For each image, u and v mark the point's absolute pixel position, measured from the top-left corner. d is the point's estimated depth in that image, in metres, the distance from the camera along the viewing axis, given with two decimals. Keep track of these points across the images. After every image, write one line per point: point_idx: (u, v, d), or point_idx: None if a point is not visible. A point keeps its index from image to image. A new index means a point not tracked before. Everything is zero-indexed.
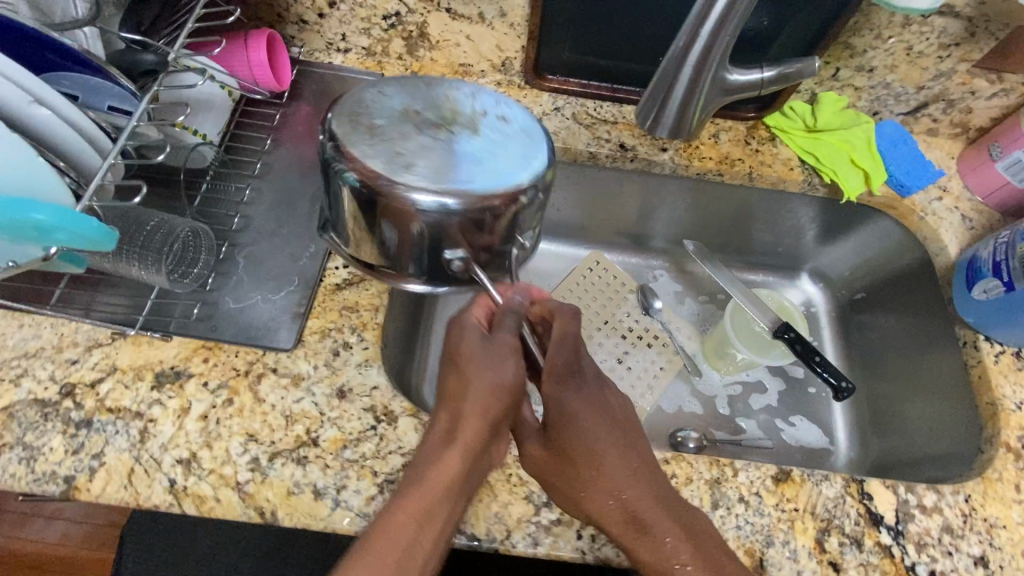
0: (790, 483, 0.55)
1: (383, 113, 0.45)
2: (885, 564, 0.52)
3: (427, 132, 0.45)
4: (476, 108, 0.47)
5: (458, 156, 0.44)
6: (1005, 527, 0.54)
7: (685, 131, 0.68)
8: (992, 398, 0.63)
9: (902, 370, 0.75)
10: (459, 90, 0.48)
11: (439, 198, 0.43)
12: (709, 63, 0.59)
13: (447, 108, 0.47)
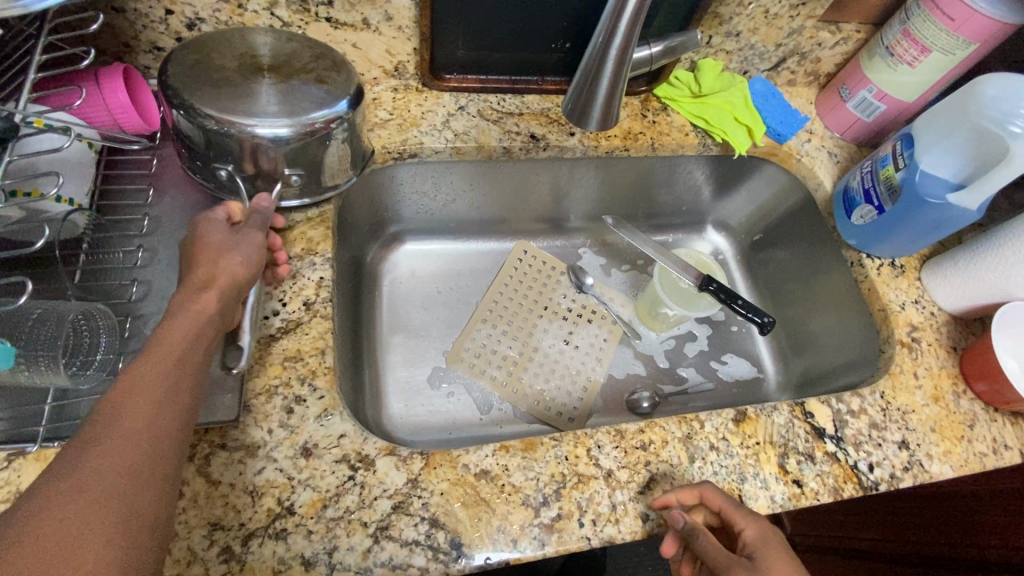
0: (748, 422, 0.60)
1: (205, 74, 0.53)
2: (836, 469, 0.59)
3: (246, 82, 0.53)
4: (275, 53, 0.55)
5: (276, 98, 0.53)
6: (913, 411, 0.64)
7: (613, 119, 0.73)
8: (882, 305, 0.72)
9: (803, 294, 0.86)
10: (255, 36, 0.56)
11: (276, 128, 0.52)
12: (627, 57, 0.65)
13: (255, 57, 0.55)
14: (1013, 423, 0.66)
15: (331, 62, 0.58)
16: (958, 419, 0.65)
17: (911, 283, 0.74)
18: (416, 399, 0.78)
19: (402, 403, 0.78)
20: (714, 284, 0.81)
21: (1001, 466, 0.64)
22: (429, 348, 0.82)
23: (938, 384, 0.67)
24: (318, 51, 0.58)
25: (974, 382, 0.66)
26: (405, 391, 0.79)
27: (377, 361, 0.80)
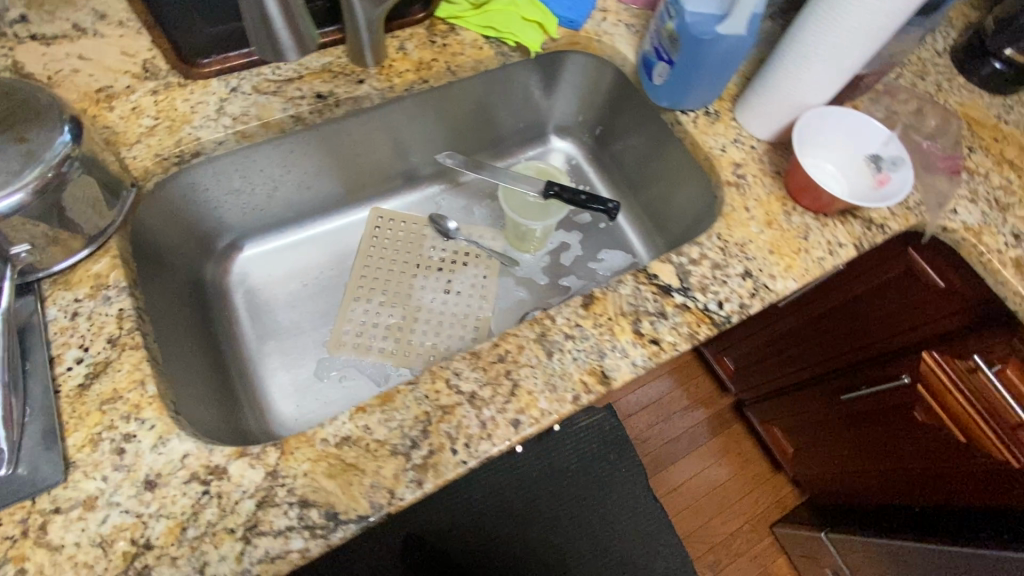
0: (597, 302, 0.62)
1: None
2: (689, 317, 0.62)
3: None
4: None
5: None
6: (751, 241, 0.67)
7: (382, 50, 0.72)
8: (706, 154, 0.74)
9: (649, 172, 0.88)
10: None
11: (8, 199, 0.49)
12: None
13: None
14: (843, 222, 0.70)
15: (30, 107, 0.53)
16: (793, 235, 0.69)
17: (728, 125, 0.76)
18: (306, 396, 0.76)
19: (292, 404, 0.76)
20: (556, 187, 0.81)
21: (840, 263, 0.68)
22: (306, 343, 0.80)
23: (770, 210, 0.70)
24: (17, 96, 0.53)
25: (800, 197, 0.70)
26: (292, 392, 0.76)
27: (254, 372, 0.77)
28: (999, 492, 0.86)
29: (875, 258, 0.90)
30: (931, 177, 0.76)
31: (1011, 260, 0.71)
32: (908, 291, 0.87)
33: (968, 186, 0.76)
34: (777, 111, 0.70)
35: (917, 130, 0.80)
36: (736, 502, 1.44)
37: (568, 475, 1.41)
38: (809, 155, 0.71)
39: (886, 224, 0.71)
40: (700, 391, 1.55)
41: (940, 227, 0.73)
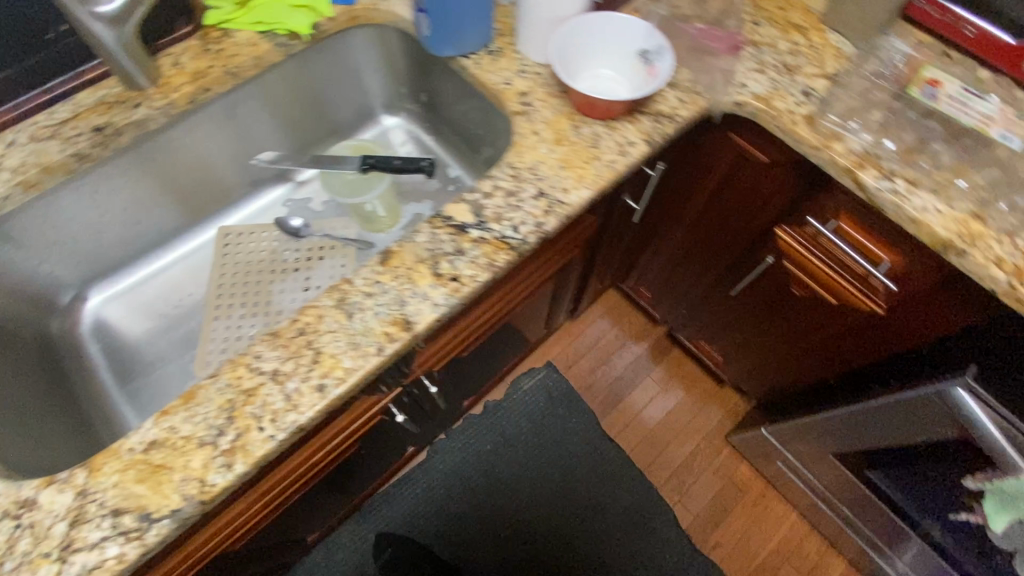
0: (394, 256, 0.62)
1: None
2: (487, 248, 0.63)
3: None
4: None
5: None
6: (542, 163, 0.69)
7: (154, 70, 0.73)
8: (494, 89, 0.75)
9: (468, 123, 0.88)
10: None
11: None
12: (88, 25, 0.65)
13: None
14: (632, 122, 0.72)
15: None
16: (583, 147, 0.70)
17: (512, 57, 0.77)
18: (151, 400, 0.81)
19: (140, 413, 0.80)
20: (372, 158, 0.82)
21: (633, 162, 0.70)
22: (159, 361, 0.83)
23: (559, 129, 0.72)
24: None
25: (589, 111, 0.72)
26: (142, 404, 0.81)
27: (107, 399, 0.80)
28: (878, 337, 0.89)
29: (702, 155, 0.92)
30: (717, 58, 0.77)
31: (804, 117, 0.72)
32: (739, 176, 0.89)
33: (755, 58, 0.77)
34: (544, 26, 0.71)
35: (702, 16, 0.81)
36: (687, 424, 1.51)
37: (520, 438, 1.45)
38: (578, 66, 0.72)
39: (675, 113, 0.73)
40: (633, 327, 1.62)
41: (731, 104, 0.74)
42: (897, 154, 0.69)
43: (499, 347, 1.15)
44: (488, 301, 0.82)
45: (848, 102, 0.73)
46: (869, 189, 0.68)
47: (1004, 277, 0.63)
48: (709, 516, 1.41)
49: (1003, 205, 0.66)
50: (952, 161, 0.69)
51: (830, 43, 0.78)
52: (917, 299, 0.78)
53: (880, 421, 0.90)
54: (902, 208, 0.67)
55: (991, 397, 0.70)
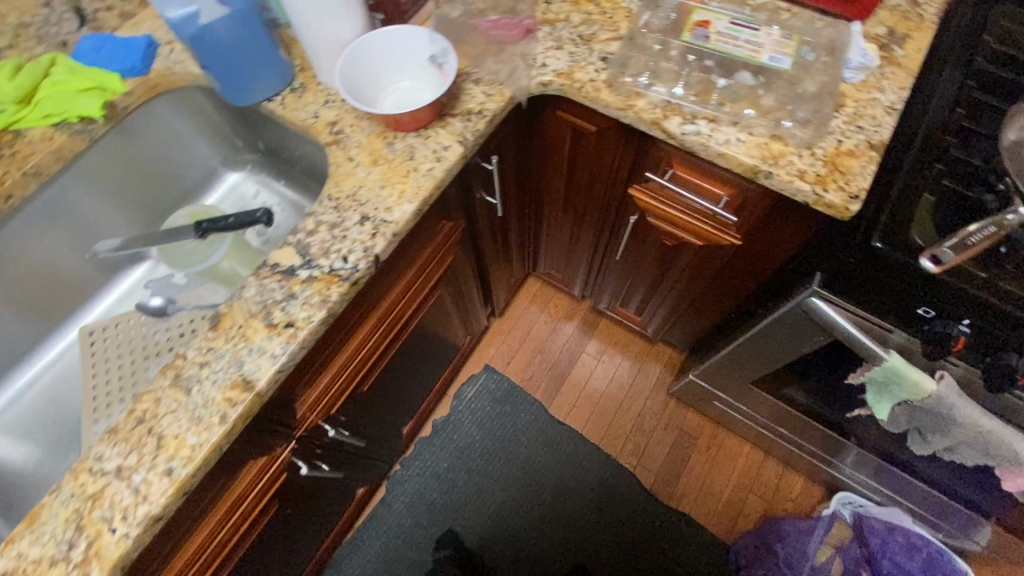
0: (225, 318, 0.61)
1: None
2: (318, 285, 0.63)
3: None
4: None
5: None
6: (362, 187, 0.69)
7: None
8: (303, 125, 0.74)
9: (307, 162, 0.88)
10: None
11: None
12: None
13: None
14: (443, 126, 0.73)
15: None
16: (400, 162, 0.70)
17: (317, 90, 0.76)
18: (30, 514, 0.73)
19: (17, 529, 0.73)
20: (204, 222, 0.80)
21: (451, 166, 0.71)
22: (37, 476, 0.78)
23: (373, 150, 0.71)
24: None
25: (399, 126, 0.71)
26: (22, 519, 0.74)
27: None
28: (745, 265, 0.94)
29: (543, 135, 0.94)
30: (515, 45, 0.79)
31: (605, 82, 0.75)
32: (581, 148, 0.92)
33: (551, 37, 0.79)
34: (330, 55, 0.71)
35: (496, 7, 0.83)
36: (630, 388, 1.54)
37: (474, 447, 1.47)
38: (377, 86, 0.73)
39: (483, 108, 0.74)
40: (560, 308, 1.64)
41: (536, 86, 0.76)
42: (694, 97, 0.72)
43: (414, 368, 1.15)
44: (363, 331, 0.79)
45: (643, 58, 0.76)
46: (676, 135, 0.71)
47: (809, 188, 0.67)
48: (670, 470, 1.44)
49: (796, 121, 0.70)
50: (744, 91, 0.73)
51: (619, 5, 0.81)
52: (759, 222, 0.83)
53: (768, 343, 0.95)
54: (709, 146, 0.70)
55: (842, 297, 0.72)
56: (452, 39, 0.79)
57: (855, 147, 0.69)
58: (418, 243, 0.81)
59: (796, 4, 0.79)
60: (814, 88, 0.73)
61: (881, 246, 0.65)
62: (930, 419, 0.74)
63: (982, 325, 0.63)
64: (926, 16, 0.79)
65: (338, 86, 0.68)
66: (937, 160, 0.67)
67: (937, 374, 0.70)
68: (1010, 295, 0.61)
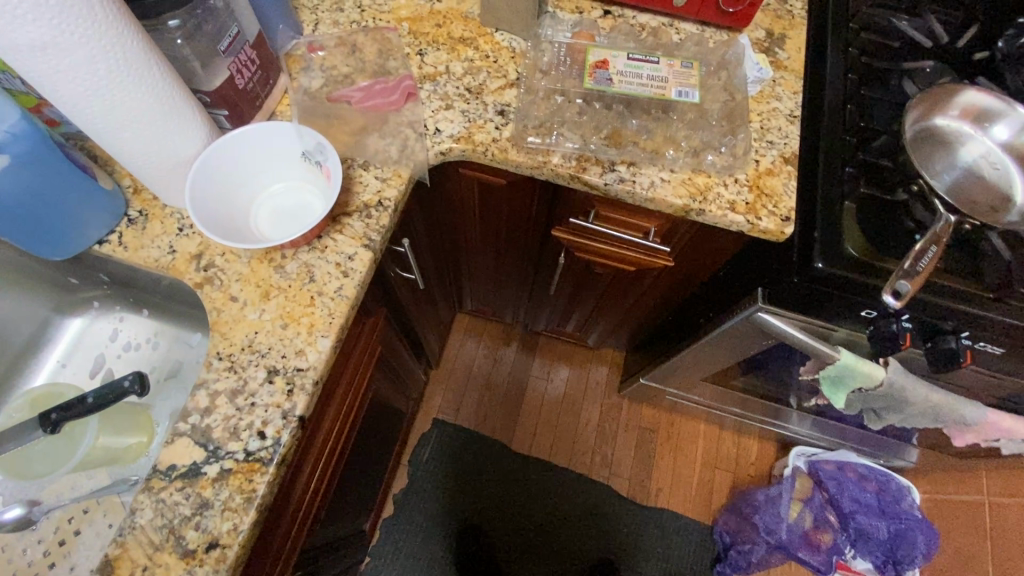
0: (120, 562, 0.47)
1: None
2: (235, 481, 0.50)
3: None
4: None
5: None
6: (258, 333, 0.55)
7: None
8: (156, 266, 0.59)
9: (172, 295, 0.71)
10: None
11: None
12: None
13: None
14: (341, 230, 0.60)
15: None
16: (298, 288, 0.57)
17: (164, 217, 0.60)
18: None
19: None
20: (53, 411, 0.61)
21: (362, 278, 0.58)
22: None
23: (259, 281, 0.58)
24: None
25: (286, 245, 0.58)
26: None
27: None
28: (678, 280, 0.94)
29: (449, 193, 0.86)
30: (399, 112, 0.68)
31: (509, 140, 0.67)
32: (493, 202, 0.86)
33: (437, 95, 0.70)
34: (170, 176, 0.55)
35: (363, 70, 0.72)
36: (583, 401, 1.52)
37: (444, 510, 1.38)
38: (244, 201, 0.59)
39: (382, 197, 0.63)
40: (495, 336, 1.57)
41: (436, 156, 0.67)
42: (607, 140, 0.67)
43: (365, 469, 1.02)
44: (300, 483, 0.66)
45: (542, 104, 0.69)
46: (599, 186, 0.66)
47: (743, 218, 0.65)
48: (641, 471, 1.45)
49: (711, 149, 0.68)
50: (653, 124, 0.69)
51: (501, 45, 0.74)
52: (689, 244, 0.82)
53: (716, 350, 0.96)
54: (635, 192, 0.65)
55: (784, 309, 0.73)
56: (322, 119, 0.67)
57: (772, 165, 0.68)
58: (339, 361, 0.68)
59: (677, 18, 0.77)
60: (718, 108, 0.71)
61: (824, 268, 0.63)
62: (883, 401, 0.77)
63: (921, 318, 0.66)
64: (795, 13, 0.80)
65: (188, 210, 0.53)
66: (848, 164, 0.67)
67: (883, 361, 0.73)
68: (943, 288, 0.63)
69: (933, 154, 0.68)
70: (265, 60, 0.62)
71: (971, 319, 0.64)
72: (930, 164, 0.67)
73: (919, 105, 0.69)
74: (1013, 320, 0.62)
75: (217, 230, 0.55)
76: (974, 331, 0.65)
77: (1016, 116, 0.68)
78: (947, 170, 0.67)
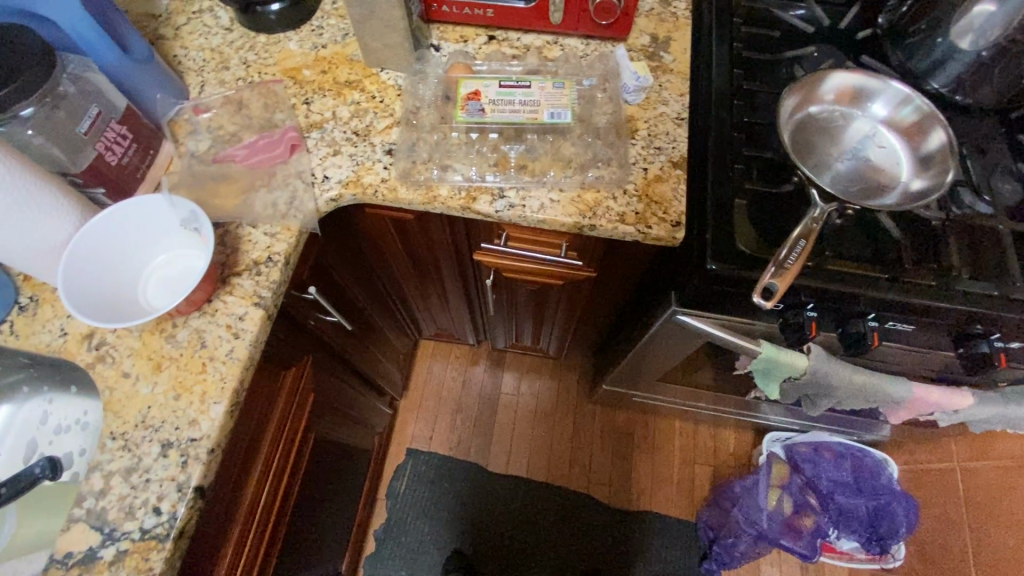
0: None
1: None
2: (131, 562, 0.50)
3: None
4: None
5: None
6: (151, 408, 0.55)
7: None
8: (47, 349, 0.59)
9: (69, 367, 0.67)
10: None
11: None
12: None
13: None
14: (231, 292, 0.61)
15: None
16: (190, 356, 0.57)
17: (55, 299, 0.61)
18: None
19: None
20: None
21: (253, 338, 0.59)
22: None
23: (151, 353, 0.58)
24: None
25: (174, 314, 0.58)
26: None
27: None
28: (609, 290, 0.94)
29: (364, 232, 0.86)
30: (286, 165, 0.69)
31: (397, 179, 0.68)
32: (409, 235, 0.87)
33: (324, 142, 0.70)
34: (47, 262, 0.56)
35: (250, 126, 0.72)
36: (556, 412, 1.51)
37: (427, 540, 1.37)
38: (128, 271, 0.59)
39: (271, 253, 0.63)
40: (461, 355, 1.57)
41: (326, 203, 0.67)
42: (494, 168, 0.68)
43: (327, 515, 1.01)
44: (230, 545, 0.67)
45: (428, 140, 0.70)
46: (490, 215, 0.66)
47: (634, 229, 0.65)
48: (620, 476, 1.45)
49: (598, 165, 0.68)
50: (538, 147, 0.70)
51: (386, 84, 0.74)
52: (605, 256, 0.82)
53: (659, 353, 0.95)
54: (525, 217, 0.66)
55: (700, 310, 0.72)
56: (208, 181, 0.67)
57: (661, 171, 0.68)
58: (254, 421, 0.67)
59: (561, 34, 0.78)
60: (603, 121, 0.71)
61: (716, 268, 0.62)
62: (813, 388, 0.77)
63: (825, 305, 0.66)
64: (680, 13, 0.80)
65: (60, 291, 0.53)
66: (737, 160, 0.67)
67: (805, 348, 0.72)
68: (839, 274, 0.63)
69: (817, 142, 0.69)
70: (140, 133, 0.63)
71: (872, 302, 0.63)
72: (813, 154, 0.68)
73: (797, 93, 0.68)
74: (910, 298, 0.62)
75: (93, 311, 0.55)
76: (879, 312, 0.65)
77: (891, 92, 0.68)
78: (831, 158, 0.68)
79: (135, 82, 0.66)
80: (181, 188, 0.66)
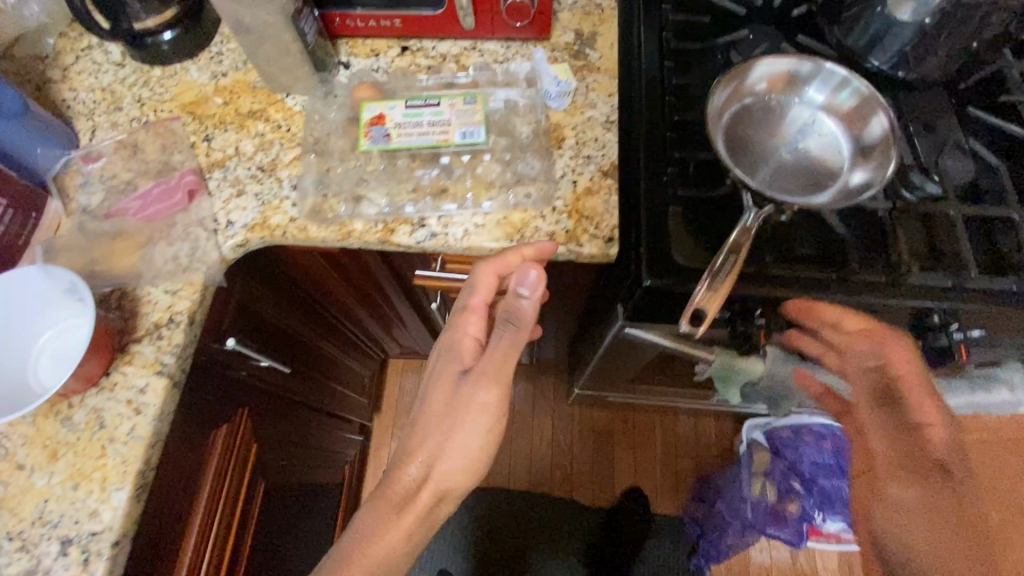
0: None
1: None
2: None
3: None
4: None
5: None
6: (48, 501, 0.51)
7: None
8: None
9: None
10: None
11: None
12: None
13: None
14: (130, 362, 0.56)
15: None
16: (88, 439, 0.53)
17: None
18: None
19: None
20: None
21: (156, 412, 0.54)
22: None
23: (46, 440, 0.53)
24: None
25: (69, 394, 0.53)
26: None
27: None
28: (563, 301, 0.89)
29: (294, 268, 0.81)
30: (187, 213, 0.63)
31: (307, 217, 0.62)
32: (343, 266, 0.82)
33: (227, 182, 0.65)
34: None
35: (146, 171, 0.66)
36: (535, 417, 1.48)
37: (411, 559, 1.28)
38: (11, 354, 0.54)
39: (173, 313, 0.58)
40: None
41: (233, 249, 0.62)
42: (411, 195, 0.63)
43: (295, 556, 0.98)
44: None
45: (339, 170, 0.65)
46: (411, 246, 0.61)
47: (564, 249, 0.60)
48: (603, 476, 1.42)
49: (523, 182, 0.64)
50: (459, 167, 0.65)
51: (293, 111, 0.69)
52: (549, 270, 0.78)
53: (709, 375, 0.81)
54: (448, 245, 0.61)
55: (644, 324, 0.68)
56: (102, 239, 0.62)
57: (590, 183, 0.64)
58: (179, 489, 0.63)
59: (478, 39, 0.72)
60: (527, 132, 0.67)
61: (653, 284, 0.58)
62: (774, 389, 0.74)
63: (773, 311, 0.62)
64: (606, 4, 0.75)
65: None
66: (669, 164, 0.63)
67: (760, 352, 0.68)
68: (783, 279, 0.58)
69: (754, 137, 0.64)
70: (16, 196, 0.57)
71: (819, 305, 0.59)
72: (751, 148, 0.64)
73: (727, 86, 0.63)
74: (860, 298, 0.57)
75: None
76: (830, 313, 0.61)
77: (829, 76, 0.63)
78: (769, 152, 0.64)
79: (11, 140, 0.60)
80: (72, 249, 0.61)
